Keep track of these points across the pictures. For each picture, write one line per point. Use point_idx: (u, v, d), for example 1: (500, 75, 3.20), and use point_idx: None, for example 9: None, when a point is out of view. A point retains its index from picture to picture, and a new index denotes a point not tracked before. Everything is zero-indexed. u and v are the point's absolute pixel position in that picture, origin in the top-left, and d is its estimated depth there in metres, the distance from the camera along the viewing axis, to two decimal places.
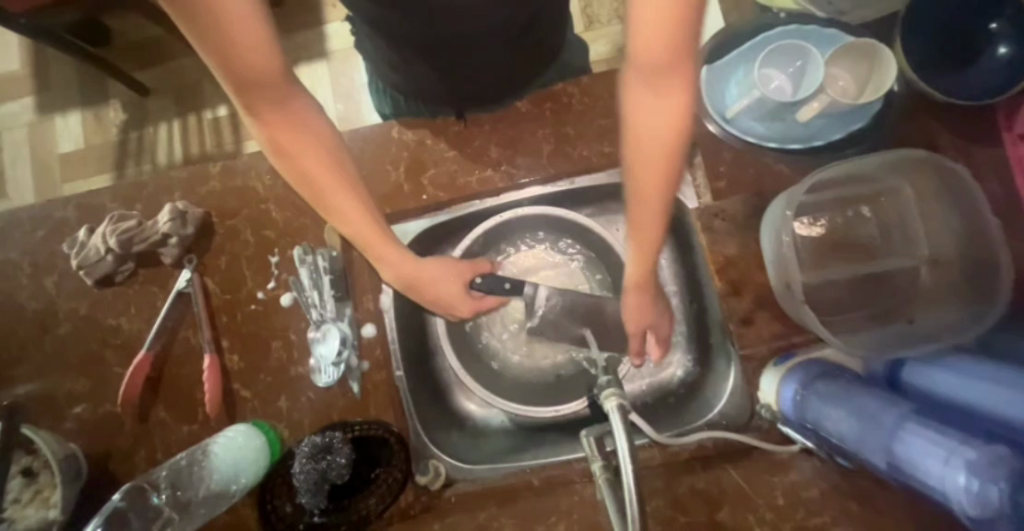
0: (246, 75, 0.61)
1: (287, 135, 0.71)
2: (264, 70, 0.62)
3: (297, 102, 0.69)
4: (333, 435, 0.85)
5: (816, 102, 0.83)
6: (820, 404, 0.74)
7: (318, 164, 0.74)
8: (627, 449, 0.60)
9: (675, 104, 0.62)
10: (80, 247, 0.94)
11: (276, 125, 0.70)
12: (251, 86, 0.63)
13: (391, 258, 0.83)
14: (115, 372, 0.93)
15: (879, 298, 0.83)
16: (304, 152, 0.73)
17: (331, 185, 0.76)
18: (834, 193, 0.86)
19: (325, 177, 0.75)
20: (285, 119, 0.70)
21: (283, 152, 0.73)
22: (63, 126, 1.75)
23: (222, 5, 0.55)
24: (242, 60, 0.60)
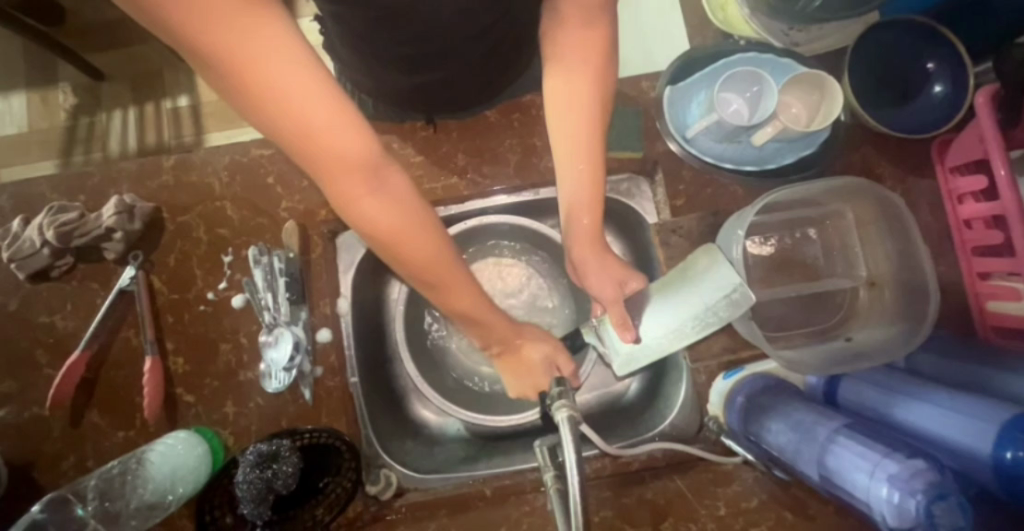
0: (339, 160, 0.56)
1: (392, 223, 0.62)
2: (354, 152, 0.56)
3: (401, 185, 0.62)
4: (279, 443, 0.82)
5: (770, 128, 0.85)
6: (762, 418, 0.77)
7: (427, 252, 0.65)
8: (574, 459, 0.60)
9: (593, 38, 0.74)
10: (13, 238, 0.88)
11: (375, 218, 0.62)
12: (347, 175, 0.57)
13: (495, 323, 0.79)
14: (44, 372, 0.88)
15: (819, 315, 0.88)
16: (411, 241, 0.64)
17: (439, 268, 0.68)
18: (783, 216, 0.90)
19: (438, 261, 0.67)
20: (388, 211, 0.62)
21: (398, 246, 0.64)
22: (5, 107, 1.64)
23: (289, 82, 0.51)
24: (331, 151, 0.55)
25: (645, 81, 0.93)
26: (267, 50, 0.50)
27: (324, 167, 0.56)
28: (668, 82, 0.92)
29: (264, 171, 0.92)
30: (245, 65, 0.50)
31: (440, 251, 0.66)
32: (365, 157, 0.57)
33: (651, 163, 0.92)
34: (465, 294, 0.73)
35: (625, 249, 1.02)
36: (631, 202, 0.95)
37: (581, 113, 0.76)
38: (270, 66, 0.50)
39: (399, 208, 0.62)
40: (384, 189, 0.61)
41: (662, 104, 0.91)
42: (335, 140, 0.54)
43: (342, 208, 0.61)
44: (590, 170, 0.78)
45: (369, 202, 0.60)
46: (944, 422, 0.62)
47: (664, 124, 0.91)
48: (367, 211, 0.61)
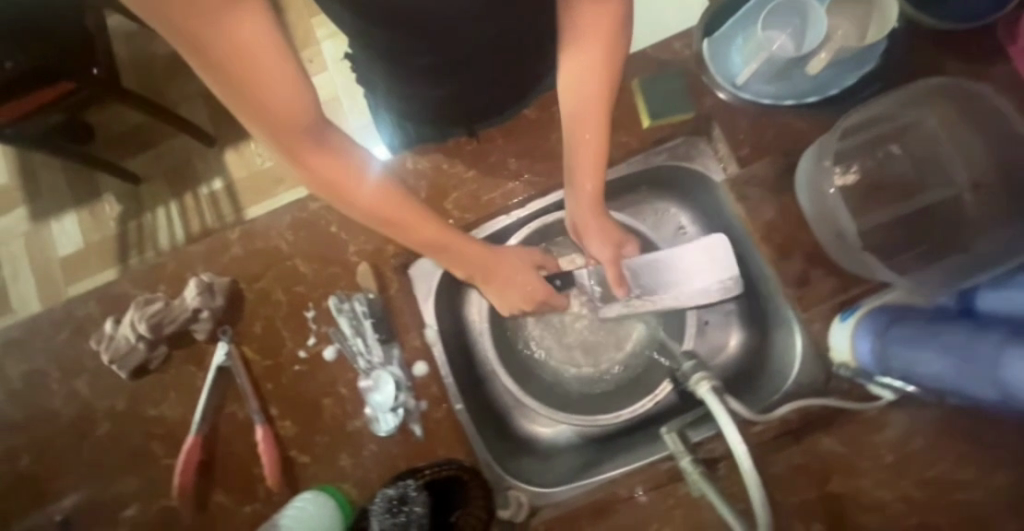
0: (283, 121, 0.61)
1: (332, 169, 0.69)
2: (296, 114, 0.61)
3: (336, 138, 0.69)
4: (406, 484, 0.80)
5: (824, 53, 0.82)
6: (902, 349, 0.72)
7: (369, 196, 0.73)
8: (736, 432, 0.58)
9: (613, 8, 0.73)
10: (109, 341, 0.91)
11: (328, 168, 0.69)
12: (289, 131, 0.63)
13: (478, 258, 0.86)
14: (163, 463, 0.89)
15: (928, 232, 0.81)
16: (354, 187, 0.72)
17: (390, 208, 0.75)
18: (861, 139, 0.84)
19: (355, 210, 0.74)
20: (334, 163, 0.69)
21: (341, 193, 0.72)
22: (59, 230, 1.73)
23: (238, 51, 0.54)
24: (285, 111, 0.61)
25: (677, 41, 0.90)
26: (212, 19, 0.52)
27: (267, 125, 0.62)
28: (704, 35, 0.89)
29: (325, 220, 0.93)
30: (196, 30, 0.52)
31: (385, 195, 0.74)
32: (308, 118, 0.63)
33: (705, 120, 0.89)
34: (429, 229, 0.79)
35: (692, 216, 1.00)
36: (693, 164, 0.93)
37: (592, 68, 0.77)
38: (214, 34, 0.52)
39: (338, 154, 0.69)
40: (321, 143, 0.67)
41: (704, 57, 0.88)
42: (282, 105, 0.59)
43: (284, 156, 0.67)
44: (594, 111, 0.79)
45: (313, 152, 0.67)
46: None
47: (711, 76, 0.87)
48: (308, 159, 0.68)
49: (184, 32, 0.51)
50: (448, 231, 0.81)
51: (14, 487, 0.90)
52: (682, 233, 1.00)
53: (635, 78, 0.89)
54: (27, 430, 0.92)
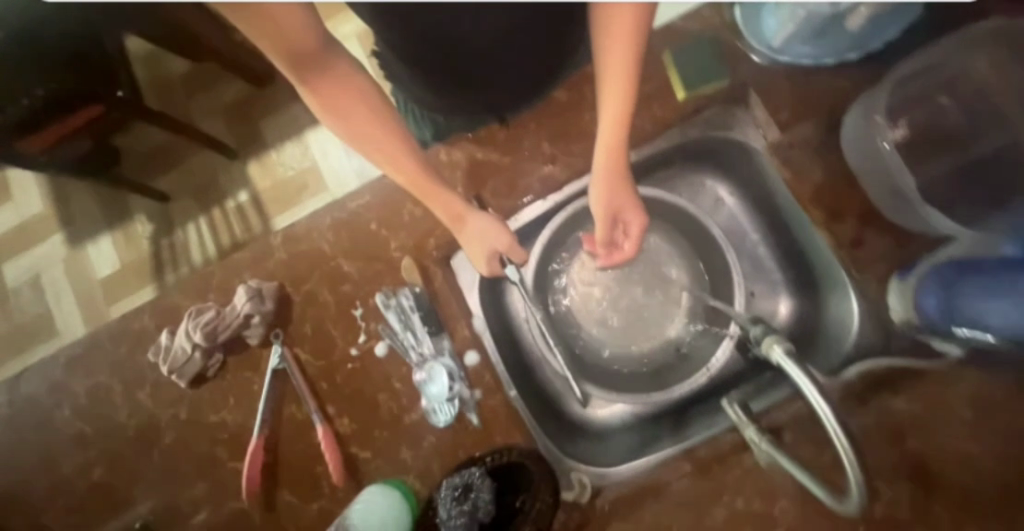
0: (288, 40, 0.59)
1: (339, 97, 0.68)
2: (301, 33, 0.60)
3: (343, 63, 0.66)
4: (470, 472, 0.82)
5: (863, 9, 0.78)
6: (978, 300, 0.74)
7: (368, 124, 0.72)
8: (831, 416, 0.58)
9: None
10: (166, 352, 0.93)
11: (325, 93, 0.67)
12: (298, 53, 0.62)
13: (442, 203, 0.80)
14: (230, 466, 0.91)
15: (986, 183, 0.79)
16: (352, 112, 0.70)
17: (381, 138, 0.73)
18: (907, 92, 0.82)
19: (348, 133, 0.72)
20: (336, 85, 0.67)
21: (346, 119, 0.70)
22: (96, 252, 1.77)
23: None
24: (283, 31, 0.58)
25: (707, 8, 0.88)
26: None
27: (273, 41, 0.59)
28: (734, 1, 0.87)
29: (365, 219, 0.93)
30: None
31: (383, 125, 0.72)
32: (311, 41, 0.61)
33: (742, 87, 0.87)
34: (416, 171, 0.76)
35: (731, 187, 0.98)
36: (731, 132, 0.90)
37: (620, 45, 0.68)
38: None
39: (343, 80, 0.67)
40: (327, 70, 0.65)
41: (734, 22, 0.87)
42: (286, 20, 0.57)
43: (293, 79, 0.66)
44: (620, 73, 0.70)
45: (319, 79, 0.66)
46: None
47: (744, 41, 0.86)
48: (317, 83, 0.66)
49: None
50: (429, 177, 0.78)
51: (89, 499, 0.94)
52: (720, 205, 0.99)
53: (666, 49, 0.88)
54: (96, 443, 0.94)
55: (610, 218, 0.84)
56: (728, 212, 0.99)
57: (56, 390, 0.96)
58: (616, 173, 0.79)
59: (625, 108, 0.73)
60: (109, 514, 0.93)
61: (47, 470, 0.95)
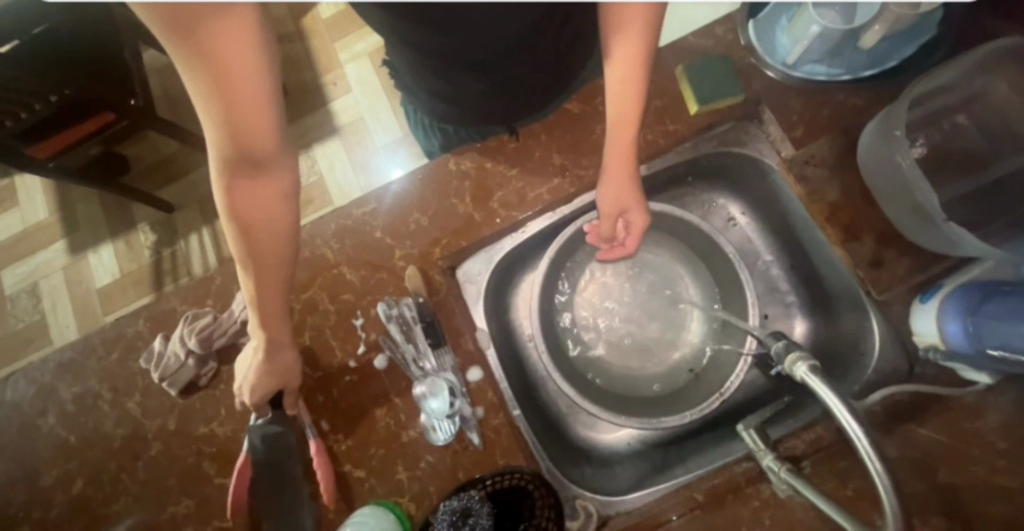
0: (242, 139, 0.58)
1: (259, 201, 0.65)
2: (258, 137, 0.59)
3: (280, 181, 0.65)
4: (469, 496, 0.77)
5: (878, 25, 0.79)
6: (1008, 328, 0.68)
7: (268, 238, 0.67)
8: (853, 423, 0.55)
9: None
10: (159, 358, 0.90)
11: (245, 195, 0.64)
12: (240, 152, 0.59)
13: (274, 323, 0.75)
14: (217, 483, 0.87)
15: (1008, 203, 0.77)
16: (266, 216, 0.66)
17: (273, 250, 0.68)
18: (923, 111, 0.81)
19: (241, 237, 0.66)
20: (260, 195, 0.64)
21: (250, 230, 0.66)
22: (97, 260, 1.76)
23: (235, 59, 0.53)
24: (241, 129, 0.57)
25: (720, 26, 0.88)
26: (230, 21, 0.51)
27: (224, 135, 0.57)
28: (748, 17, 0.87)
29: (370, 227, 0.92)
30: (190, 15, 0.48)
31: (284, 244, 0.69)
32: (264, 151, 0.60)
33: (755, 103, 0.86)
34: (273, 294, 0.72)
35: (743, 205, 0.97)
36: (744, 149, 0.88)
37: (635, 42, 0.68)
38: (224, 37, 0.51)
39: (268, 188, 0.65)
40: (262, 178, 0.64)
41: (748, 39, 0.86)
42: (248, 118, 0.56)
43: (219, 174, 0.61)
44: (631, 74, 0.70)
45: (246, 183, 0.63)
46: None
47: (759, 57, 0.85)
48: (240, 183, 0.63)
49: (185, 12, 0.48)
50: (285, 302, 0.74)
51: (65, 514, 0.88)
52: (732, 224, 0.97)
53: (678, 64, 0.87)
54: (77, 454, 0.90)
55: (615, 218, 0.82)
56: (741, 231, 0.97)
57: (41, 397, 0.92)
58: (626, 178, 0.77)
59: (636, 107, 0.72)
60: None
61: (23, 482, 0.90)
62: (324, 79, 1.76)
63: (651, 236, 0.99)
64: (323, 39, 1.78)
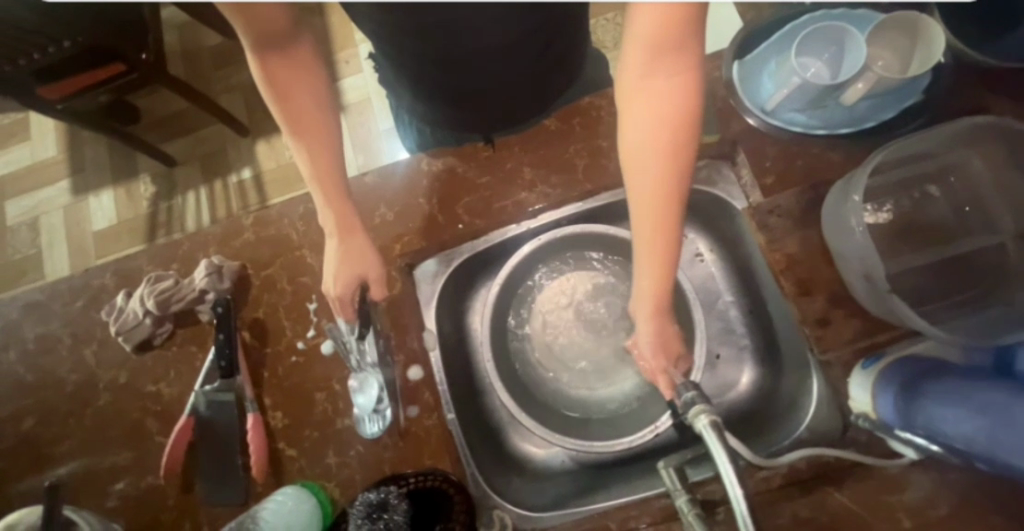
0: (259, 20, 0.67)
1: (295, 84, 0.74)
2: (272, 16, 0.67)
3: (302, 52, 0.74)
4: (388, 490, 0.79)
5: (861, 83, 0.78)
6: (933, 405, 0.66)
7: (313, 120, 0.77)
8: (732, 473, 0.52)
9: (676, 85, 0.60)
10: (119, 313, 0.92)
11: (283, 76, 0.73)
12: (264, 34, 0.69)
13: (348, 230, 0.82)
14: (156, 441, 0.90)
15: (965, 280, 0.76)
16: (302, 95, 0.75)
17: (317, 127, 0.77)
18: (894, 176, 0.80)
19: (292, 114, 0.75)
20: (290, 72, 0.74)
21: (291, 107, 0.75)
22: (97, 204, 1.80)
23: None
24: (256, 14, 0.66)
25: (708, 63, 0.87)
26: None
27: (244, 21, 0.66)
28: (734, 58, 0.86)
29: None
30: None
31: (329, 123, 0.78)
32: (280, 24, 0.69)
33: (731, 144, 0.85)
34: (327, 175, 0.79)
35: (711, 243, 0.96)
36: (714, 189, 0.88)
37: (661, 176, 0.64)
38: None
39: (298, 63, 0.74)
40: (287, 52, 0.72)
41: (732, 80, 0.85)
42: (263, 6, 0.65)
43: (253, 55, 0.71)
44: (659, 213, 0.65)
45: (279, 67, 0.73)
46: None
47: (739, 100, 0.85)
48: (273, 63, 0.72)
49: None
50: (337, 188, 0.80)
51: (14, 448, 0.92)
52: (698, 260, 0.96)
53: None
54: (33, 393, 0.94)
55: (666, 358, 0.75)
56: (705, 268, 0.96)
57: (8, 333, 0.96)
58: (662, 317, 0.73)
59: (669, 242, 0.67)
60: (30, 468, 0.91)
61: None
62: (337, 56, 1.78)
63: (612, 261, 0.99)
64: (341, 17, 1.79)
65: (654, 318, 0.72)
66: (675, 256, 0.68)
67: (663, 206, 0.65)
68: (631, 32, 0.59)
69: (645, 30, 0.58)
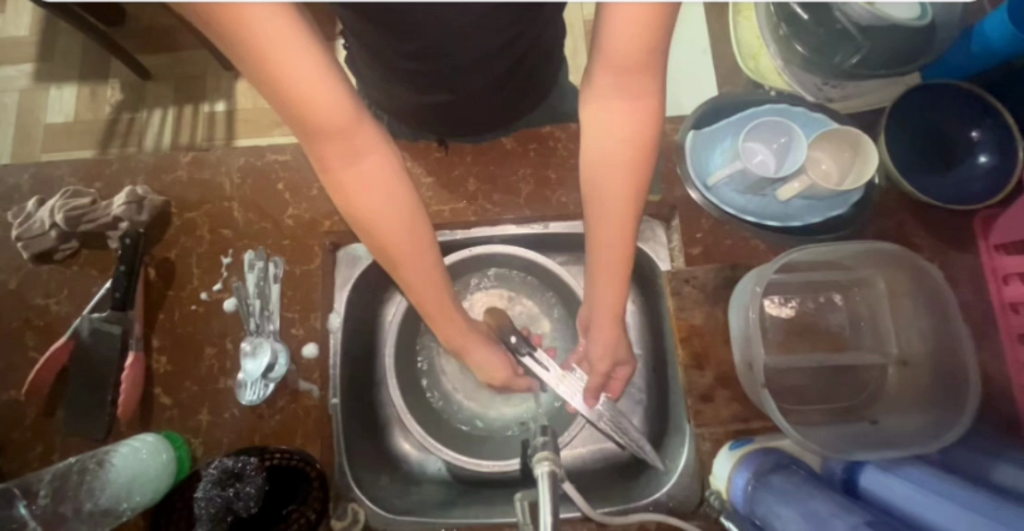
0: (321, 128, 0.53)
1: (374, 196, 0.59)
2: (337, 123, 0.53)
3: (383, 160, 0.59)
4: (246, 460, 0.79)
5: (796, 183, 0.80)
6: (769, 498, 0.68)
7: (403, 234, 0.63)
8: (550, 523, 0.56)
9: (640, 106, 0.60)
10: (25, 218, 0.88)
11: (358, 192, 0.59)
12: (324, 135, 0.54)
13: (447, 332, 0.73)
14: (29, 356, 0.87)
15: (841, 390, 0.80)
16: (389, 215, 0.61)
17: (410, 243, 0.64)
18: (806, 277, 0.83)
19: (389, 231, 0.62)
20: (370, 188, 0.59)
21: (370, 229, 0.62)
22: (57, 97, 1.70)
23: (276, 47, 0.47)
24: (315, 118, 0.52)
25: (669, 124, 0.90)
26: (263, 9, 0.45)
27: (305, 131, 0.54)
28: (692, 126, 0.90)
29: (276, 177, 0.92)
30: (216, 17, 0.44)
31: (421, 230, 0.64)
32: (345, 126, 0.54)
33: (669, 208, 0.88)
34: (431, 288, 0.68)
35: (633, 294, 0.97)
36: (644, 244, 0.90)
37: (617, 196, 0.64)
38: (256, 17, 0.45)
39: (378, 177, 0.59)
40: (362, 162, 0.58)
41: (684, 146, 0.89)
42: (318, 100, 0.51)
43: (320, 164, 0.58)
44: (618, 248, 0.68)
45: (349, 171, 0.58)
46: (950, 515, 0.57)
47: (685, 168, 0.88)
48: (341, 172, 0.58)
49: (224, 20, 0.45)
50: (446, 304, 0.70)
51: None
52: None
53: None
54: None
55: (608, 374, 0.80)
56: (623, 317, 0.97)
57: None
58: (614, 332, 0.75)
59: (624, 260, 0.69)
60: None
61: None
62: None
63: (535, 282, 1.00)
64: None
65: (604, 330, 0.75)
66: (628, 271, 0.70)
67: (620, 230, 0.67)
68: (598, 45, 0.56)
69: (618, 42, 0.54)
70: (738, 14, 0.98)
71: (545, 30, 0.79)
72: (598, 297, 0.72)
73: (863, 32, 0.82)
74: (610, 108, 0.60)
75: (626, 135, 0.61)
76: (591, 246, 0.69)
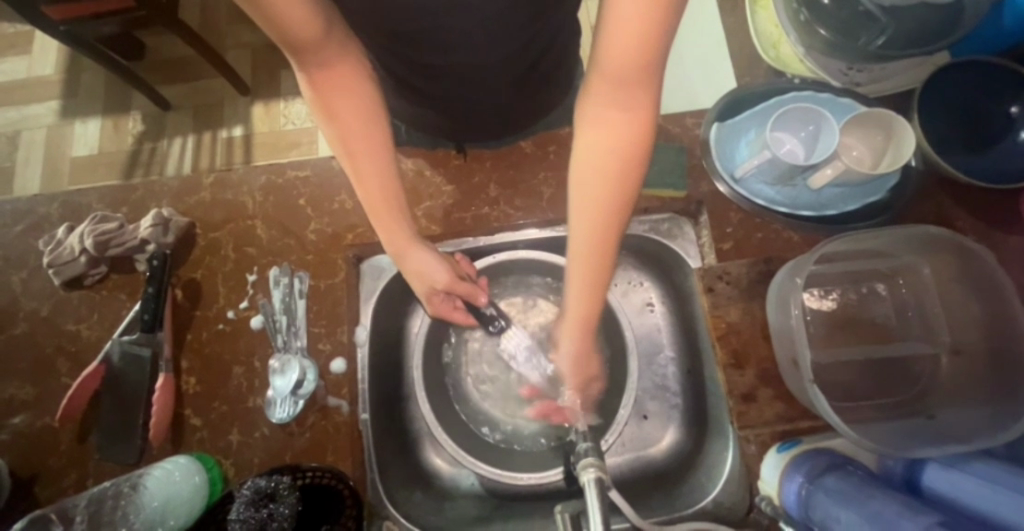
0: (292, 36, 0.59)
1: (340, 99, 0.68)
2: (308, 33, 0.59)
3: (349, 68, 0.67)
4: (278, 480, 0.76)
5: (829, 169, 0.78)
6: (825, 502, 0.65)
7: (365, 139, 0.71)
8: None
9: (633, 115, 0.59)
10: (56, 245, 0.90)
11: (327, 94, 0.67)
12: (294, 42, 0.60)
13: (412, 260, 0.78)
14: (61, 382, 0.87)
15: (894, 384, 0.75)
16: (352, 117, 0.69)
17: (370, 146, 0.71)
18: (846, 268, 0.80)
19: (355, 135, 0.70)
20: (337, 88, 0.67)
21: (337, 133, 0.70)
22: (82, 130, 1.75)
23: None
24: (287, 28, 0.58)
25: (691, 119, 0.90)
26: None
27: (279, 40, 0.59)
28: (715, 119, 0.88)
29: (297, 193, 0.93)
30: None
31: (376, 134, 0.71)
32: (315, 37, 0.60)
33: (695, 204, 0.86)
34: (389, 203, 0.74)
35: (663, 294, 0.93)
36: (672, 242, 0.88)
37: (601, 201, 0.63)
38: None
39: (342, 83, 0.67)
40: (330, 71, 0.66)
41: (708, 140, 0.87)
42: (290, 14, 0.56)
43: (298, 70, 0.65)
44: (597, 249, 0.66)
45: (321, 75, 0.65)
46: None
47: (710, 162, 0.86)
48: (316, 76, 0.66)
49: None
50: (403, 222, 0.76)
51: None
52: (648, 310, 0.94)
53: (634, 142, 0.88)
54: None
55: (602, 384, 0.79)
56: (653, 319, 0.93)
57: None
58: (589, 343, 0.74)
59: (600, 271, 0.67)
60: None
61: None
62: None
63: (540, 282, 0.97)
64: None
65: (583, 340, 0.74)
66: (605, 284, 0.69)
67: (599, 239, 0.65)
68: (597, 50, 0.55)
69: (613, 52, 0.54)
70: (754, 3, 0.97)
71: (561, 29, 0.78)
72: (574, 309, 0.71)
73: (886, 13, 0.82)
74: (604, 113, 0.60)
75: (617, 141, 0.60)
76: (571, 258, 0.68)
